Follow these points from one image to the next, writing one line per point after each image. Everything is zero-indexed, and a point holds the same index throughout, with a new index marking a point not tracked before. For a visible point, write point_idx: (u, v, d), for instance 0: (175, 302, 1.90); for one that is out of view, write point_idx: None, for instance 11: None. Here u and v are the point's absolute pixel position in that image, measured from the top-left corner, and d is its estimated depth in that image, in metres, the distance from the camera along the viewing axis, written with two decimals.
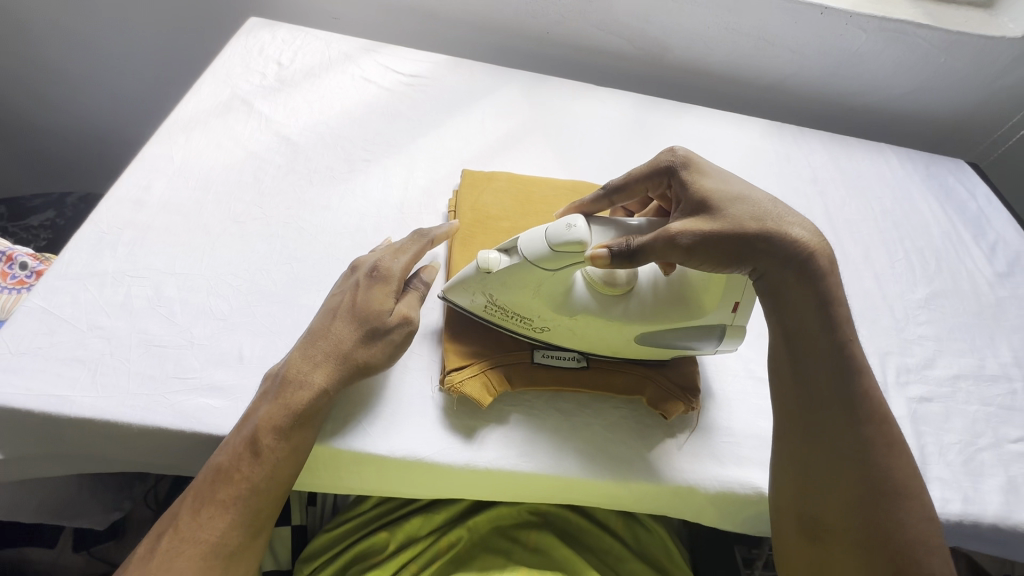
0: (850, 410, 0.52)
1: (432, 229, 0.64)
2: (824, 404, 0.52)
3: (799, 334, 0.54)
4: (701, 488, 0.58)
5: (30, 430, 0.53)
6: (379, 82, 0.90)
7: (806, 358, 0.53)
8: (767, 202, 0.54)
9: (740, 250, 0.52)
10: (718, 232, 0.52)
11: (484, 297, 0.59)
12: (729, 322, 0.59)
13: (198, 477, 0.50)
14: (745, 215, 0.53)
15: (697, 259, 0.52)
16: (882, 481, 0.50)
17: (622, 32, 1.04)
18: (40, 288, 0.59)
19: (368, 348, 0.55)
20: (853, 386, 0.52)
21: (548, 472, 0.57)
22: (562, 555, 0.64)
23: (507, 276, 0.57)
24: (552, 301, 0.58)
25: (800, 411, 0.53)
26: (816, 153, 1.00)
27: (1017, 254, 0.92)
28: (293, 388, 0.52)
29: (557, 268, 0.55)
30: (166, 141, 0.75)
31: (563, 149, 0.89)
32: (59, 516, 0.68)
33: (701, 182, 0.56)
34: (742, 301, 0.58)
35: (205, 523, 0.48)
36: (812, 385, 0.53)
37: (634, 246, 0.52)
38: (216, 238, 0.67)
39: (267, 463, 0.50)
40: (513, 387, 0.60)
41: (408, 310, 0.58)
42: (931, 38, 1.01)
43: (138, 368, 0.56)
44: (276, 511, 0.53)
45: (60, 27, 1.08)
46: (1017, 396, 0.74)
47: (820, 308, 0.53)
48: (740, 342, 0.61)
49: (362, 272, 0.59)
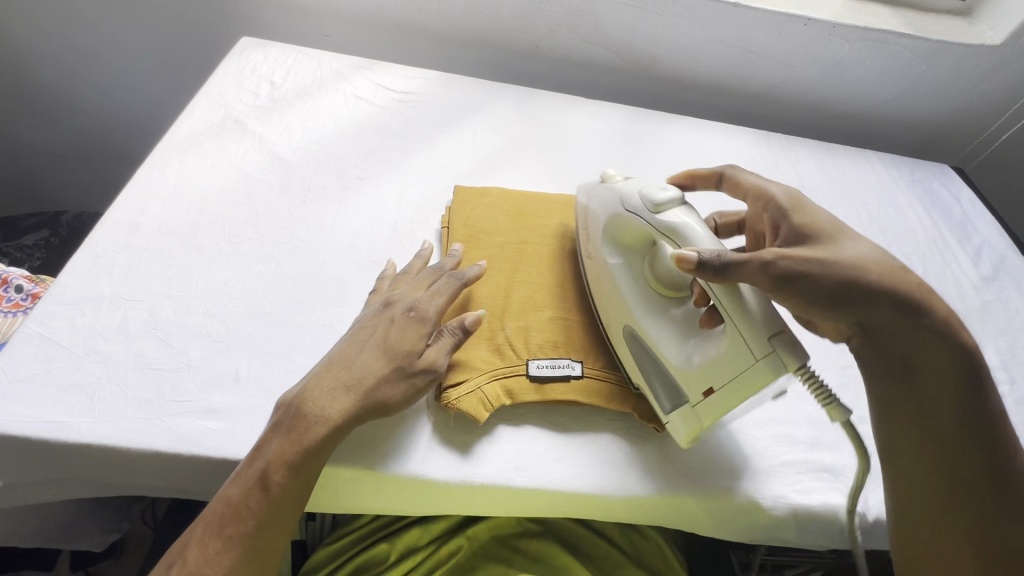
0: (969, 433, 0.52)
1: (469, 270, 0.64)
2: (943, 445, 0.52)
3: (912, 355, 0.54)
4: (695, 498, 0.59)
5: (26, 456, 0.53)
6: (372, 100, 0.91)
7: (931, 402, 0.53)
8: (882, 259, 0.56)
9: (858, 290, 0.53)
10: (817, 273, 0.53)
11: (586, 206, 0.70)
12: (695, 402, 0.55)
13: (209, 507, 0.51)
14: (852, 263, 0.54)
15: (799, 288, 0.53)
16: (1004, 497, 0.51)
17: (610, 45, 1.06)
18: (36, 313, 0.59)
19: (390, 388, 0.55)
20: (970, 409, 0.52)
21: (548, 487, 0.57)
22: (561, 562, 0.65)
23: (604, 196, 0.66)
24: (609, 235, 0.65)
25: (919, 430, 0.53)
26: (803, 161, 1.02)
27: (1000, 257, 0.94)
28: (307, 423, 0.52)
29: (627, 212, 0.62)
30: (160, 162, 0.76)
31: (554, 162, 0.91)
32: (57, 540, 0.68)
33: (802, 216, 0.60)
34: (718, 392, 0.53)
35: (211, 558, 0.49)
36: (932, 406, 0.53)
37: (725, 262, 0.51)
38: (211, 259, 0.68)
39: (276, 500, 0.50)
40: (512, 401, 0.60)
41: (436, 358, 0.58)
42: (912, 47, 1.03)
43: (135, 392, 0.56)
44: (282, 548, 0.52)
45: (52, 49, 1.09)
46: (1004, 399, 0.75)
47: (932, 337, 0.54)
48: (686, 439, 0.58)
49: (399, 309, 0.60)
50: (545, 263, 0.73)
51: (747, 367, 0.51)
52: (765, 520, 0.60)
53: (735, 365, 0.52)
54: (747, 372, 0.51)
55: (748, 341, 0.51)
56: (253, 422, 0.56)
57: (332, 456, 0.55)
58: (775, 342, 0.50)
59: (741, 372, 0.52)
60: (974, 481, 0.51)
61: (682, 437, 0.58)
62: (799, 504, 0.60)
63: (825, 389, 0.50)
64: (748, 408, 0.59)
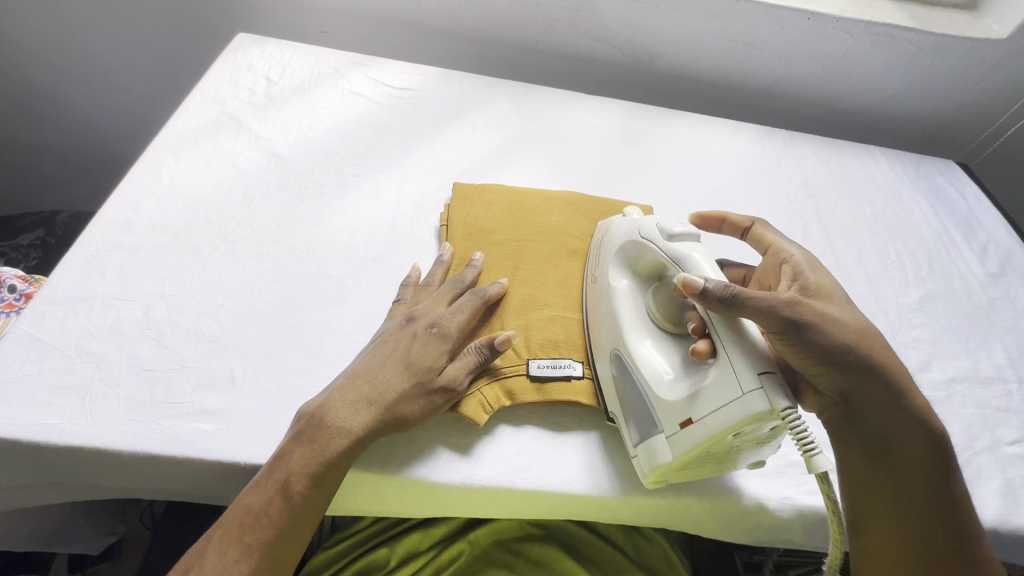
0: (936, 510, 0.52)
1: (489, 288, 0.64)
2: (904, 520, 0.51)
3: (885, 431, 0.53)
4: (699, 501, 0.58)
5: (17, 459, 0.52)
6: (369, 97, 0.90)
7: (898, 475, 0.52)
8: (877, 339, 0.54)
9: (848, 360, 0.52)
10: (816, 331, 0.51)
11: (603, 234, 0.69)
12: (670, 433, 0.52)
13: (227, 515, 0.49)
14: (848, 335, 0.52)
15: (802, 343, 0.51)
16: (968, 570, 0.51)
17: (611, 40, 1.05)
18: (28, 313, 0.58)
19: (411, 403, 0.54)
20: (935, 484, 0.52)
21: (548, 489, 0.56)
22: (563, 568, 0.64)
23: (622, 225, 0.66)
24: (618, 258, 0.64)
25: (890, 508, 0.52)
26: (807, 157, 1.00)
27: (1007, 254, 0.93)
28: (329, 434, 0.52)
29: (642, 238, 0.61)
30: (155, 160, 0.75)
31: (555, 158, 0.90)
32: (52, 542, 0.67)
33: (819, 277, 0.58)
34: (694, 425, 0.50)
35: (229, 566, 0.47)
36: (903, 482, 0.52)
37: (735, 296, 0.49)
38: (206, 258, 0.66)
39: (296, 509, 0.50)
40: (513, 402, 0.59)
41: (457, 375, 0.57)
42: (917, 41, 1.02)
43: (128, 394, 0.55)
44: (297, 558, 0.52)
45: (46, 46, 1.08)
46: (1012, 397, 0.74)
47: (902, 413, 0.53)
48: (650, 475, 0.54)
49: (420, 324, 0.59)
50: (547, 261, 0.72)
51: (729, 402, 0.48)
52: (770, 522, 0.59)
53: (719, 397, 0.49)
54: (729, 406, 0.48)
55: (738, 372, 0.48)
56: (248, 424, 0.55)
57: (356, 463, 0.54)
58: (762, 377, 0.47)
59: (724, 405, 0.48)
60: (932, 558, 0.51)
61: (647, 474, 0.54)
62: (805, 506, 0.59)
63: (805, 433, 0.46)
64: (727, 463, 0.55)
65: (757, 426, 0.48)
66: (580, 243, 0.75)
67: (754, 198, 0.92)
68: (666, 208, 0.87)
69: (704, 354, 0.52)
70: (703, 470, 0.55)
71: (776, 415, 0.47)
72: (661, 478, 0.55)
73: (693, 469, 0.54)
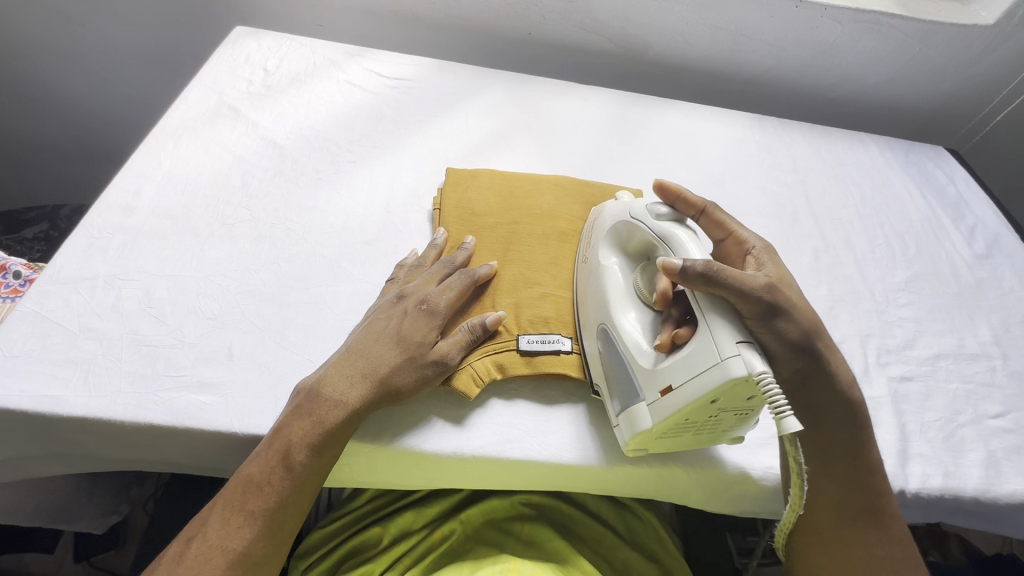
0: (856, 464, 0.57)
1: (476, 270, 0.65)
2: (829, 484, 0.57)
3: (816, 401, 0.58)
4: (684, 472, 0.59)
5: (22, 430, 0.54)
6: (364, 87, 0.92)
7: (824, 443, 0.58)
8: (823, 332, 0.58)
9: (807, 346, 0.55)
10: (786, 321, 0.53)
11: (592, 216, 0.71)
12: (651, 401, 0.54)
13: (229, 485, 0.51)
14: (805, 331, 0.55)
15: (774, 328, 0.53)
16: (879, 513, 0.55)
17: (602, 31, 1.06)
18: (32, 292, 0.60)
19: (403, 376, 0.56)
20: (857, 444, 0.57)
21: (537, 459, 0.58)
22: (554, 546, 0.63)
23: (612, 208, 0.67)
24: (609, 238, 0.65)
25: (817, 457, 0.58)
26: (795, 143, 1.02)
27: (995, 236, 0.94)
28: (327, 405, 0.53)
29: (631, 221, 0.62)
30: (156, 147, 0.77)
31: (547, 146, 0.91)
32: (58, 519, 0.69)
33: (776, 268, 0.60)
34: (674, 392, 0.51)
35: (234, 532, 0.49)
36: (827, 438, 0.58)
37: (717, 275, 0.50)
38: (204, 240, 0.68)
39: (299, 477, 0.51)
40: (503, 376, 0.61)
41: (448, 350, 0.58)
42: (905, 28, 1.03)
43: (129, 367, 0.57)
44: (298, 525, 0.53)
45: (46, 41, 1.09)
46: (996, 373, 0.75)
47: (834, 391, 0.58)
48: (631, 444, 0.56)
49: (411, 301, 0.61)
50: (538, 242, 0.73)
51: (708, 367, 0.49)
52: (755, 490, 0.61)
53: (697, 364, 0.50)
54: (707, 372, 0.49)
55: (716, 340, 0.50)
56: (246, 397, 0.57)
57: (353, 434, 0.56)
58: (741, 346, 0.49)
59: (702, 371, 0.50)
60: (850, 505, 0.56)
61: (628, 441, 0.56)
62: None
63: (778, 400, 0.46)
64: (706, 436, 0.56)
65: (735, 394, 0.50)
66: (570, 225, 0.76)
67: (744, 183, 0.93)
68: (656, 193, 0.88)
69: (685, 338, 0.53)
70: (683, 441, 0.56)
71: (751, 379, 0.48)
72: (641, 445, 0.56)
73: (672, 437, 0.55)
